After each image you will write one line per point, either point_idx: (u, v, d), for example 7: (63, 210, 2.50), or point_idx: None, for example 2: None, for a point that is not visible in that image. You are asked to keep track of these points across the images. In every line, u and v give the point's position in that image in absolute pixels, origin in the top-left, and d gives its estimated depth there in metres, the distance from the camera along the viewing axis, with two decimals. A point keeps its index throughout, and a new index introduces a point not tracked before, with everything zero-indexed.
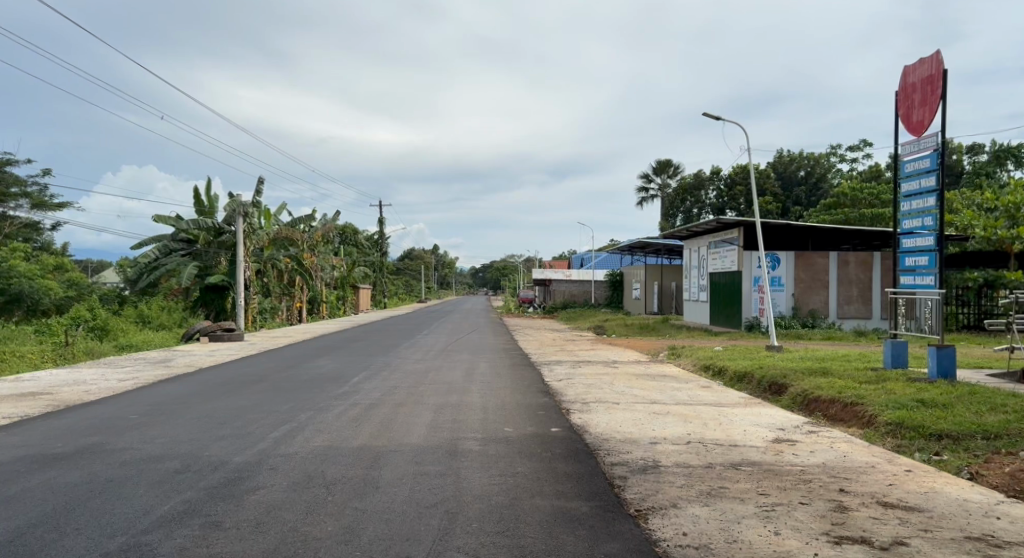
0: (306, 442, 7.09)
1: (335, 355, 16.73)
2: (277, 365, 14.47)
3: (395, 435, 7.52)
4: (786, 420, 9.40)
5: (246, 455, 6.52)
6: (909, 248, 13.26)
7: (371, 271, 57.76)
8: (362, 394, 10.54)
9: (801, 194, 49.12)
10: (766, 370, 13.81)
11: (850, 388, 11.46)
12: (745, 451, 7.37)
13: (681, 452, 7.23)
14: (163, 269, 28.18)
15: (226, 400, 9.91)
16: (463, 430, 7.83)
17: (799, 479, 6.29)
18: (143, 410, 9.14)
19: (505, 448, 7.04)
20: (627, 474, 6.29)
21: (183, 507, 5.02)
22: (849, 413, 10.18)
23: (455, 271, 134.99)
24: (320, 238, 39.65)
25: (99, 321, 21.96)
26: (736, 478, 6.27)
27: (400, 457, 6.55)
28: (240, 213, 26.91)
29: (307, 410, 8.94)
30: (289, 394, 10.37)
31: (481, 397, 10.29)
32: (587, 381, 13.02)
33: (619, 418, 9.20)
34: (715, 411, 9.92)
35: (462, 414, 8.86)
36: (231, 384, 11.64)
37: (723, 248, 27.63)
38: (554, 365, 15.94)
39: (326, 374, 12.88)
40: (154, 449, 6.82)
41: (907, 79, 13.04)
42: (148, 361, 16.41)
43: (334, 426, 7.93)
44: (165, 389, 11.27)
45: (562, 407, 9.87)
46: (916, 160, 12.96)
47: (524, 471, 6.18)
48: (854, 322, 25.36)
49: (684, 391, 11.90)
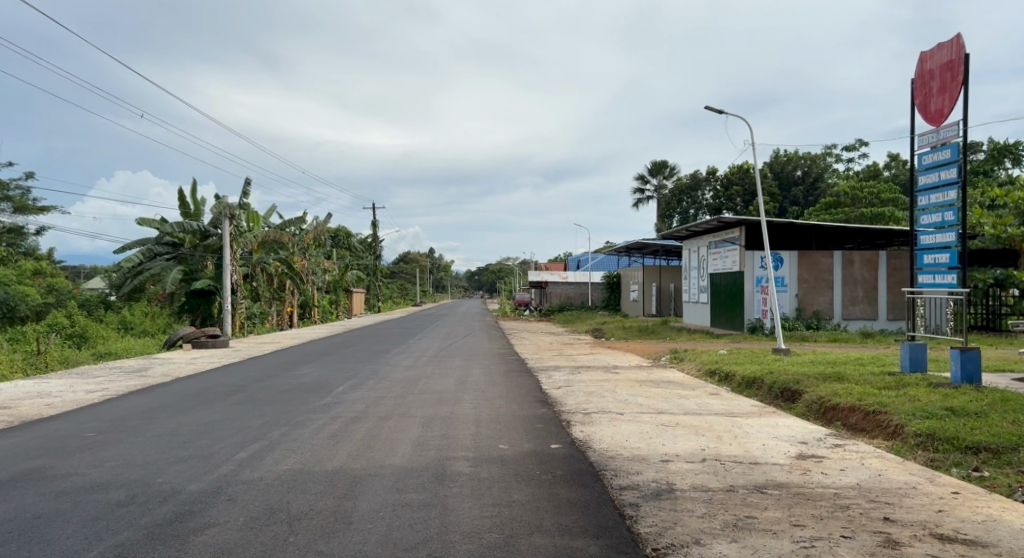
0: (275, 465, 6.28)
1: (320, 362, 15.88)
2: (257, 374, 13.64)
3: (377, 454, 6.72)
4: (806, 432, 8.63)
5: (203, 482, 5.71)
6: (928, 245, 12.46)
7: (365, 275, 56.99)
8: (344, 406, 9.73)
9: (799, 194, 48.61)
10: (776, 374, 13.06)
11: (869, 394, 10.72)
12: (769, 471, 6.58)
13: (698, 472, 6.43)
14: (148, 273, 27.23)
15: (195, 414, 9.11)
16: (453, 448, 7.03)
17: (835, 506, 5.52)
18: (100, 426, 8.33)
19: (499, 470, 6.23)
20: (639, 502, 5.49)
21: (114, 552, 4.24)
22: (872, 423, 9.40)
23: (450, 275, 134.19)
24: (311, 241, 38.80)
25: (76, 328, 21.06)
26: (764, 505, 5.49)
27: (380, 482, 5.77)
28: (226, 215, 26.26)
29: (281, 427, 8.14)
30: (265, 408, 9.56)
31: (473, 409, 9.49)
32: (587, 388, 12.23)
33: (624, 431, 8.39)
34: (728, 422, 9.15)
35: (452, 428, 8.06)
36: (204, 396, 10.81)
37: (724, 248, 26.86)
38: (552, 371, 15.15)
39: (309, 383, 12.06)
40: (100, 475, 6.02)
41: (924, 65, 12.30)
42: (123, 371, 15.53)
43: (310, 445, 7.12)
44: (135, 401, 10.47)
45: (562, 418, 9.06)
46: (934, 151, 12.20)
47: (521, 499, 5.39)
48: (859, 323, 24.67)
49: (692, 399, 11.13)
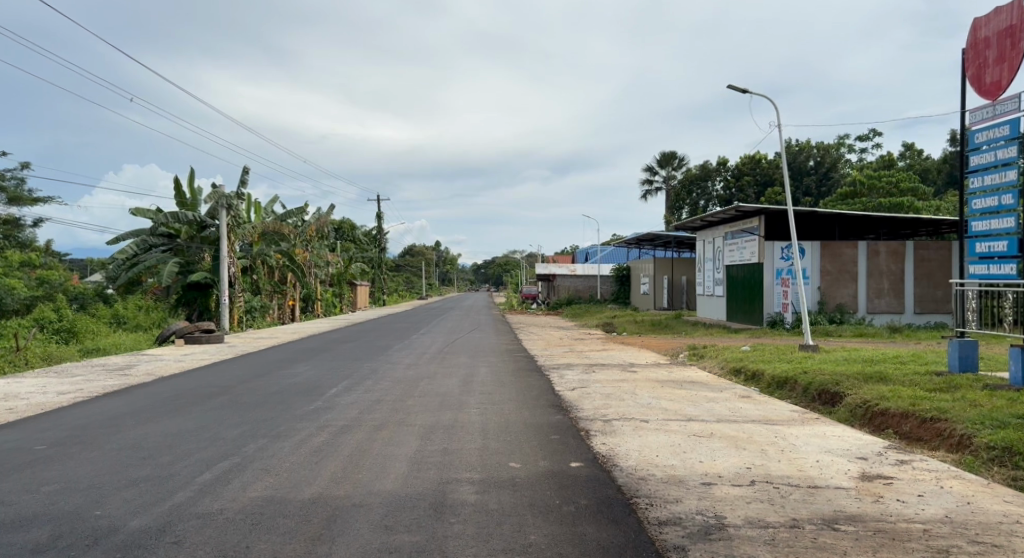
0: (242, 493, 5.21)
1: (313, 360, 14.80)
2: (246, 374, 12.57)
3: (366, 477, 5.66)
4: (862, 444, 7.52)
5: (147, 518, 4.64)
6: (980, 231, 11.27)
7: (368, 267, 55.88)
8: (336, 412, 8.64)
9: (812, 183, 47.35)
10: (811, 374, 11.94)
11: (921, 398, 9.61)
12: (834, 498, 5.52)
13: (750, 500, 5.38)
14: (143, 264, 26.29)
15: (165, 422, 8.02)
16: (456, 468, 5.95)
17: (932, 549, 4.43)
18: (54, 437, 7.26)
19: (510, 499, 5.15)
20: (686, 544, 4.42)
21: None
22: (931, 433, 8.31)
23: (456, 268, 132.91)
24: (314, 234, 37.73)
25: (64, 323, 20.15)
26: (841, 548, 4.42)
27: (366, 517, 4.71)
28: (223, 205, 25.25)
29: (260, 439, 7.07)
30: (246, 414, 8.50)
31: (479, 416, 8.42)
32: (604, 390, 11.14)
33: (653, 443, 7.33)
34: (769, 432, 8.05)
35: (456, 442, 6.98)
36: (182, 399, 9.75)
37: (741, 239, 25.64)
38: (564, 369, 14.04)
39: (300, 385, 10.98)
40: (28, 506, 4.96)
41: (977, 34, 11.14)
42: (105, 369, 14.50)
43: (289, 463, 6.05)
44: (105, 405, 9.44)
45: (581, 428, 7.98)
46: (989, 127, 11.02)
47: (540, 543, 4.31)
48: (885, 317, 23.45)
49: (722, 403, 10.04)
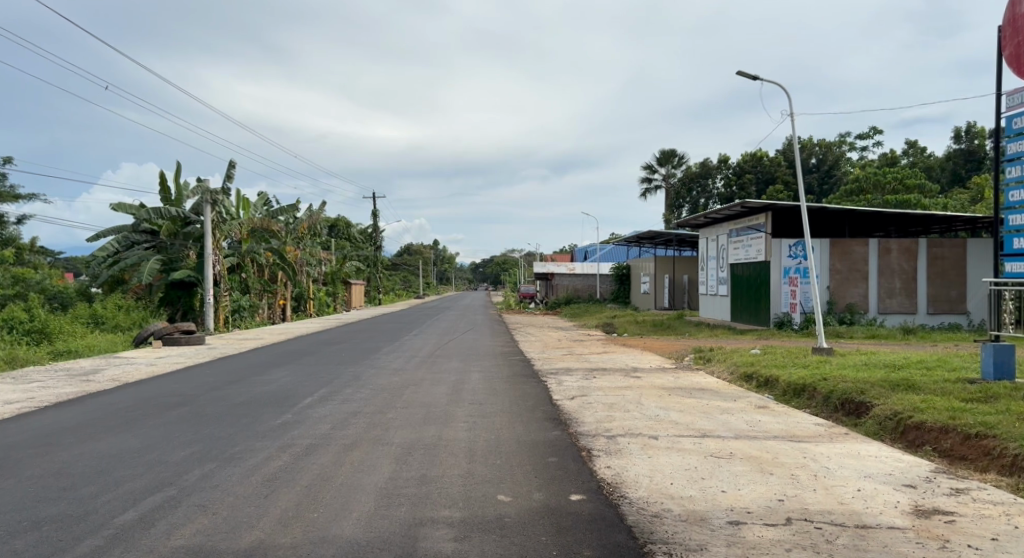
0: (162, 542, 4.21)
1: (292, 364, 13.79)
2: (216, 380, 11.55)
3: (322, 517, 4.64)
4: (904, 468, 6.52)
5: None
6: (1020, 226, 10.22)
7: (364, 266, 54.83)
8: (304, 427, 7.63)
9: (814, 181, 46.35)
10: (832, 381, 10.95)
11: (960, 410, 8.58)
12: (892, 544, 4.52)
13: (791, 548, 4.38)
14: (124, 262, 25.27)
15: (103, 442, 6.97)
16: (433, 504, 4.95)
17: None
18: None
19: (495, 549, 4.15)
20: None
21: None
22: (977, 451, 7.35)
23: (455, 267, 131.99)
24: (305, 231, 36.68)
25: (36, 323, 19.13)
26: None
27: None
28: (207, 201, 24.20)
29: (208, 464, 6.05)
30: (200, 430, 7.49)
31: (467, 432, 7.41)
32: (607, 399, 10.13)
33: (665, 466, 6.33)
34: (796, 451, 7.06)
35: (436, 467, 5.97)
36: (136, 411, 8.73)
37: (747, 236, 24.66)
38: (562, 374, 13.03)
39: (272, 394, 9.97)
40: None
41: (1017, 9, 10.13)
42: (70, 373, 13.48)
43: (232, 498, 5.05)
44: (47, 417, 8.41)
45: (582, 447, 6.97)
46: None
47: None
48: (898, 318, 22.47)
49: (738, 415, 9.03)
